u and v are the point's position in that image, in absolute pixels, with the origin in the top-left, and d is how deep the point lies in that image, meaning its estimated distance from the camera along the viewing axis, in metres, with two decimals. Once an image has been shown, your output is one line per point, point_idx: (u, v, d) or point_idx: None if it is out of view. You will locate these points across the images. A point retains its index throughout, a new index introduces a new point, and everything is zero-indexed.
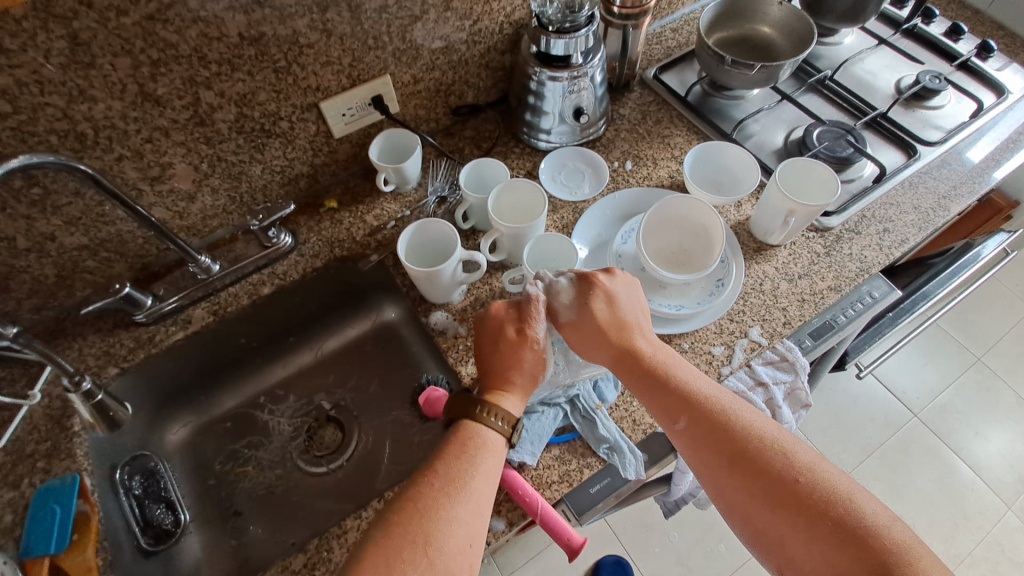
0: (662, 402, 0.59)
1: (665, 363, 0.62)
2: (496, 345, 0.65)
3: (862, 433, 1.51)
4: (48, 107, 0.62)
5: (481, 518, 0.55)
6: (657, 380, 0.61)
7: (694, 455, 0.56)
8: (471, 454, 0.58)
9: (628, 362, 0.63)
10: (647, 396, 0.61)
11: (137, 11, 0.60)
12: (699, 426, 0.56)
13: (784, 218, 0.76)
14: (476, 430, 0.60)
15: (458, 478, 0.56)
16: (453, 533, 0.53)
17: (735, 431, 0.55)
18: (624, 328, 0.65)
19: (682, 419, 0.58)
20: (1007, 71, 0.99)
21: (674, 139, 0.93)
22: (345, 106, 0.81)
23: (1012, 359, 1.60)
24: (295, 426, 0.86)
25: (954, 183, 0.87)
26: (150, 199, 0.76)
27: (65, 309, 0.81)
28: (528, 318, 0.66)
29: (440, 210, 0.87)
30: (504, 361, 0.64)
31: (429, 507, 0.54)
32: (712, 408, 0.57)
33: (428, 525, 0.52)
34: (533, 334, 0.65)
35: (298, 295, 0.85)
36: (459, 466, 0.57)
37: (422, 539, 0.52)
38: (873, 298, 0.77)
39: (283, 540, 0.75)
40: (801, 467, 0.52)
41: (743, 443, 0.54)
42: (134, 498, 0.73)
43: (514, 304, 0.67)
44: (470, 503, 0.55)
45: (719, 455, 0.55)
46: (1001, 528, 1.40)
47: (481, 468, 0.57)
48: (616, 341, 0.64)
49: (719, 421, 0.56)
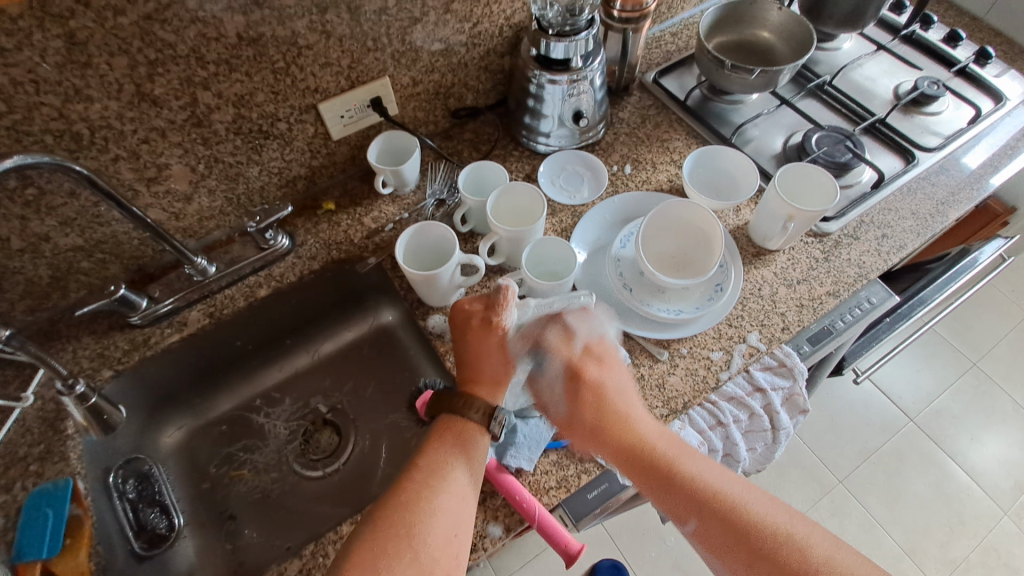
0: (671, 501, 0.57)
1: (666, 449, 0.59)
2: (468, 335, 0.67)
3: (859, 438, 1.52)
4: (43, 107, 0.61)
5: (463, 507, 0.56)
6: (663, 476, 0.57)
7: (711, 552, 0.55)
8: (450, 445, 0.59)
9: (627, 458, 0.59)
10: (654, 494, 0.58)
11: (134, 11, 0.59)
12: (714, 524, 0.54)
13: (783, 223, 0.76)
14: (456, 421, 0.61)
15: (439, 470, 0.57)
16: (435, 523, 0.54)
17: (751, 529, 0.54)
18: (616, 419, 0.62)
19: (693, 520, 0.55)
20: (1005, 78, 1.00)
21: (674, 144, 0.93)
22: (344, 108, 0.81)
23: (1007, 364, 1.60)
24: (291, 429, 0.86)
25: (952, 190, 0.87)
26: (146, 200, 0.76)
27: (59, 310, 0.80)
28: (494, 307, 0.66)
29: (438, 212, 0.86)
30: (476, 351, 0.66)
31: (411, 499, 0.55)
32: (724, 499, 0.55)
33: (410, 517, 0.54)
34: (499, 321, 0.65)
35: (295, 298, 0.84)
36: (438, 458, 0.58)
37: (406, 531, 0.53)
38: (871, 304, 0.78)
39: (278, 544, 0.75)
40: (818, 559, 0.52)
41: (761, 541, 0.53)
42: (128, 502, 0.72)
43: (482, 297, 0.68)
44: (452, 493, 0.56)
45: (738, 555, 0.53)
46: (996, 533, 1.40)
47: (461, 458, 0.58)
48: (609, 439, 0.61)
49: (735, 517, 0.54)
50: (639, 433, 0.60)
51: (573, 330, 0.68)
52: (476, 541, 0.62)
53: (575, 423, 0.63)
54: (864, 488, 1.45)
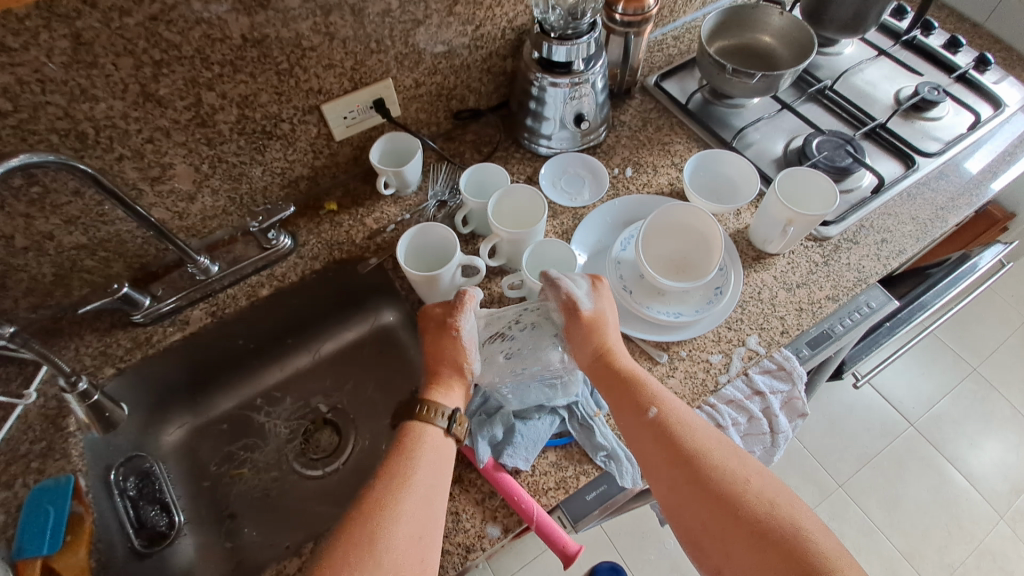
0: (633, 396, 0.62)
1: (639, 370, 0.66)
2: (429, 337, 0.69)
3: (858, 442, 1.52)
4: (49, 106, 0.62)
5: (427, 508, 0.56)
6: (631, 379, 0.64)
7: (653, 447, 0.59)
8: (412, 450, 0.59)
9: (605, 361, 0.66)
10: (619, 396, 0.63)
11: (140, 12, 0.60)
12: (666, 422, 0.60)
13: (782, 227, 0.77)
14: (418, 428, 0.61)
15: (402, 474, 0.57)
16: (399, 526, 0.53)
17: (694, 436, 0.58)
18: (600, 331, 0.67)
19: (653, 411, 0.60)
20: (1004, 84, 1.00)
21: (674, 147, 0.93)
22: (347, 108, 0.81)
23: (1006, 370, 1.61)
24: (292, 428, 0.86)
25: (951, 195, 0.87)
26: (149, 199, 0.76)
27: (62, 308, 0.80)
28: (451, 309, 0.67)
29: (440, 214, 0.87)
30: (436, 353, 0.67)
31: (374, 506, 0.54)
32: (679, 412, 0.61)
33: (373, 523, 0.53)
34: (454, 323, 0.66)
35: (297, 297, 0.85)
36: (400, 464, 0.58)
37: (369, 538, 0.52)
38: (870, 308, 0.79)
39: (277, 543, 0.75)
40: (752, 476, 0.56)
41: (700, 448, 0.57)
42: (129, 499, 0.73)
43: (446, 299, 0.69)
44: (414, 495, 0.55)
45: (676, 453, 0.57)
46: (994, 537, 1.40)
47: (423, 461, 0.58)
48: (598, 339, 0.67)
49: (684, 425, 0.59)
50: (617, 348, 0.67)
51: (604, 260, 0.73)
52: (475, 541, 0.63)
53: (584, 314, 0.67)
54: (862, 492, 1.45)
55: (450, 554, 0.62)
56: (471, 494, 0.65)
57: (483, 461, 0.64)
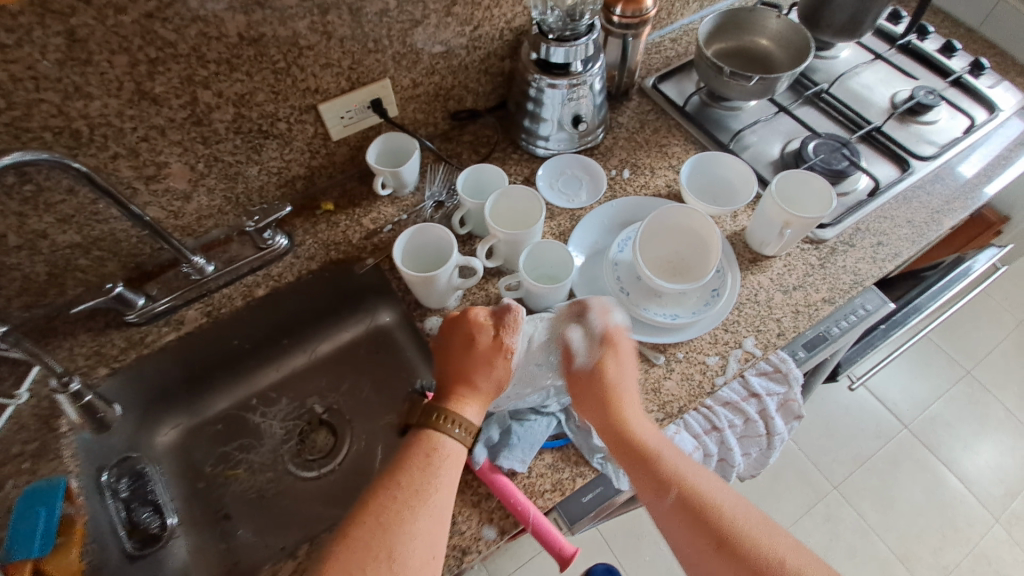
0: (650, 475, 0.59)
1: (653, 437, 0.61)
2: (464, 348, 0.66)
3: (853, 443, 1.52)
4: (43, 104, 0.61)
5: (442, 529, 0.56)
6: (645, 452, 0.60)
7: (680, 532, 0.56)
8: (436, 465, 0.58)
9: (616, 434, 0.62)
10: (636, 472, 0.60)
11: (135, 10, 0.59)
12: (688, 501, 0.57)
13: (779, 229, 0.77)
14: (436, 438, 0.60)
15: (422, 490, 0.56)
16: (416, 545, 0.53)
17: (720, 516, 0.55)
18: (611, 399, 0.64)
19: (672, 492, 0.57)
20: (999, 88, 1.01)
21: (672, 149, 0.93)
22: (344, 108, 0.81)
23: (1000, 372, 1.62)
24: (287, 429, 0.86)
25: (946, 198, 0.88)
26: (144, 198, 0.75)
27: (55, 307, 0.79)
28: (505, 327, 0.66)
29: (437, 214, 0.86)
30: (472, 366, 0.64)
31: (393, 520, 0.54)
32: (697, 485, 0.58)
33: (391, 540, 0.53)
34: (508, 343, 0.65)
35: (292, 297, 0.84)
36: (423, 479, 0.57)
37: (386, 554, 0.52)
38: (867, 310, 0.79)
39: (272, 544, 0.75)
40: (784, 552, 0.53)
41: (726, 527, 0.55)
42: (121, 501, 0.72)
43: (493, 312, 0.68)
44: (432, 514, 0.55)
45: (704, 537, 0.55)
46: (987, 540, 1.41)
47: (444, 480, 0.58)
48: (607, 408, 0.63)
49: (708, 503, 0.56)
50: (628, 412, 0.63)
51: (609, 308, 0.72)
52: (472, 543, 0.62)
53: (591, 377, 0.66)
54: (857, 494, 1.46)
55: (446, 556, 0.61)
56: (468, 496, 0.65)
57: (480, 462, 0.64)
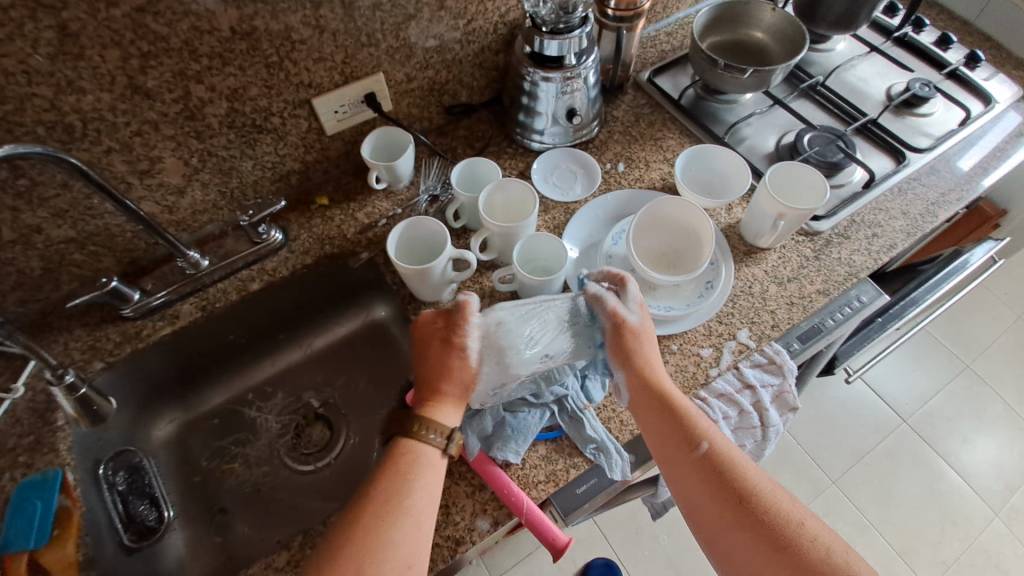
0: (684, 428, 0.60)
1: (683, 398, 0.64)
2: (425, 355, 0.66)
3: (852, 438, 1.52)
4: (35, 98, 0.61)
5: (420, 538, 0.55)
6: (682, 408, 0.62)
7: (700, 485, 0.57)
8: (406, 474, 0.58)
9: (656, 390, 0.63)
10: (669, 425, 0.61)
11: (126, 3, 0.59)
12: (715, 455, 0.58)
13: (773, 220, 0.76)
14: (411, 448, 0.59)
15: (393, 500, 0.56)
16: (389, 556, 0.53)
17: (743, 474, 0.57)
18: (656, 365, 0.65)
19: (702, 445, 0.59)
20: (994, 81, 1.00)
21: (666, 142, 0.93)
22: (338, 102, 0.81)
23: (999, 367, 1.61)
24: (283, 423, 0.86)
25: (943, 190, 0.88)
26: (139, 192, 0.76)
27: (51, 302, 0.80)
28: (454, 325, 0.65)
29: (431, 209, 0.86)
30: (435, 372, 0.64)
31: (363, 533, 0.53)
32: (729, 446, 0.60)
33: (363, 552, 0.52)
34: (461, 340, 0.64)
35: (286, 291, 0.84)
36: (393, 489, 0.56)
37: (357, 566, 0.51)
38: (861, 302, 0.78)
39: (267, 538, 0.76)
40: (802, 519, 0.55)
41: (751, 486, 0.56)
42: (118, 493, 0.73)
43: (443, 313, 0.67)
44: (405, 523, 0.55)
45: (727, 492, 0.56)
46: (987, 534, 1.41)
47: (417, 488, 0.57)
48: (646, 368, 0.64)
49: (736, 459, 0.58)
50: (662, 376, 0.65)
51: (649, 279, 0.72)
52: (465, 534, 0.62)
53: (631, 340, 0.66)
54: (857, 489, 1.46)
55: (439, 547, 0.62)
56: (461, 487, 0.65)
57: (474, 454, 0.65)
